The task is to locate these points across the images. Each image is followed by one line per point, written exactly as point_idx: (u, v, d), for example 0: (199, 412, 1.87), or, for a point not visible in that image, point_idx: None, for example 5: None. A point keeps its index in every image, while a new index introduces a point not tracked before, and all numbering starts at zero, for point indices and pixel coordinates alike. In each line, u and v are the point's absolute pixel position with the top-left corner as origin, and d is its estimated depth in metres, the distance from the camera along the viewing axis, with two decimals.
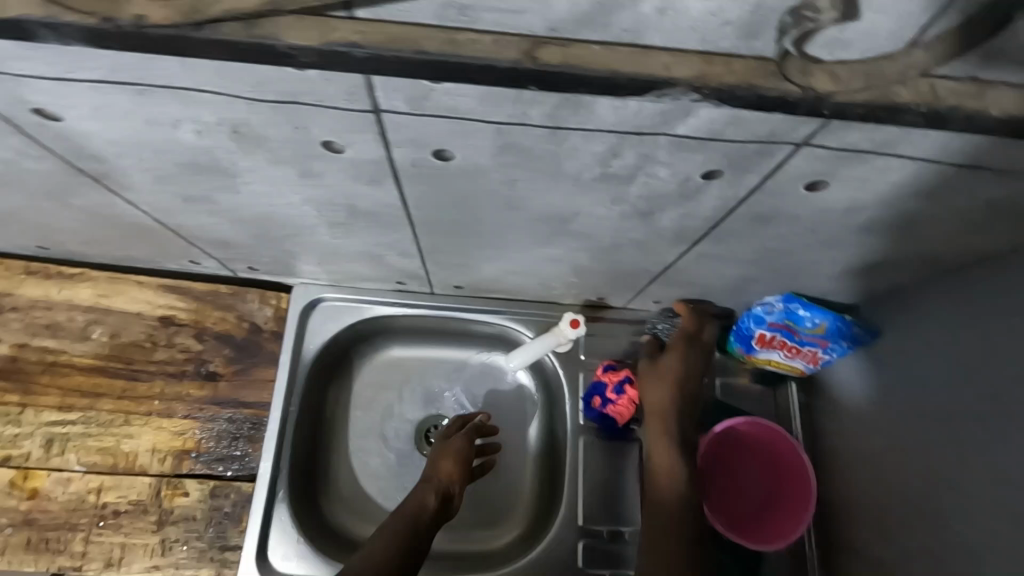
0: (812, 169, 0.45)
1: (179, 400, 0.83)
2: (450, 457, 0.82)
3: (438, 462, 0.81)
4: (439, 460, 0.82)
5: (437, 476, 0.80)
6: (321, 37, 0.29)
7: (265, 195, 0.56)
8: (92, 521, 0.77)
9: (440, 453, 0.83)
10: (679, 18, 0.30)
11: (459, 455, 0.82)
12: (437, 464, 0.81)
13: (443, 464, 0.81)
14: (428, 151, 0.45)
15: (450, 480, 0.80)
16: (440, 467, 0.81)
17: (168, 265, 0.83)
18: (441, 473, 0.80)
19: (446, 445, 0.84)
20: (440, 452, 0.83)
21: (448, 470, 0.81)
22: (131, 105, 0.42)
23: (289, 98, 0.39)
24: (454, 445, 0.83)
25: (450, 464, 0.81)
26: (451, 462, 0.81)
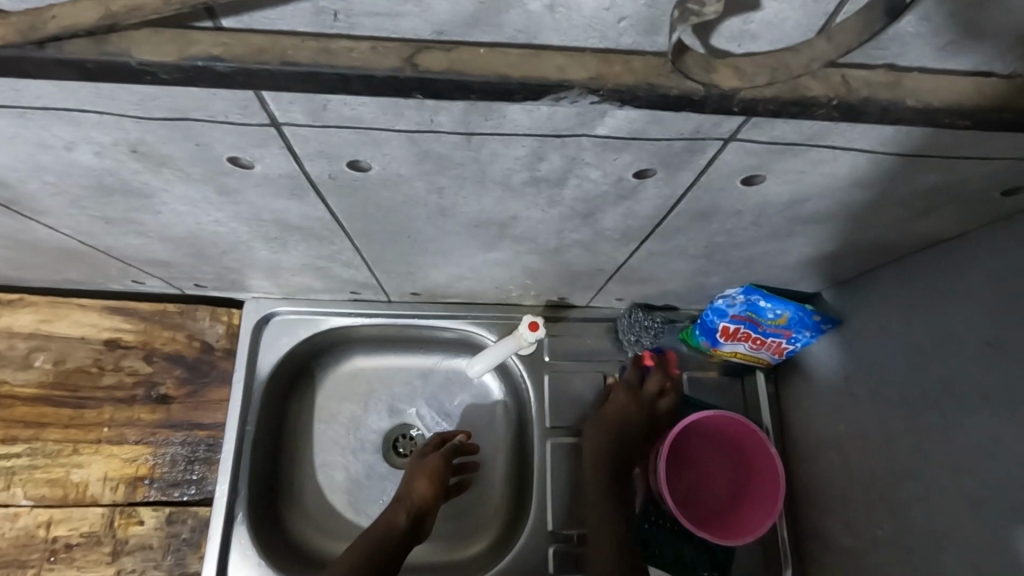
0: (746, 164, 0.43)
1: (130, 425, 0.80)
2: (422, 477, 0.81)
3: (412, 481, 0.81)
4: (412, 478, 0.82)
5: (409, 495, 0.81)
6: (180, 51, 0.27)
7: (187, 213, 0.54)
8: (43, 555, 0.75)
9: (414, 471, 0.82)
10: (572, 15, 0.28)
11: (434, 475, 0.82)
12: (412, 482, 0.81)
13: (417, 482, 0.81)
14: (343, 163, 0.43)
15: (423, 500, 0.81)
16: (413, 486, 0.81)
17: (110, 286, 0.80)
18: (413, 492, 0.81)
19: (422, 462, 0.83)
20: (414, 469, 0.83)
21: (421, 490, 0.81)
22: (14, 129, 0.39)
23: (179, 114, 0.36)
24: (430, 464, 0.83)
25: (423, 483, 0.81)
26: (425, 483, 0.81)
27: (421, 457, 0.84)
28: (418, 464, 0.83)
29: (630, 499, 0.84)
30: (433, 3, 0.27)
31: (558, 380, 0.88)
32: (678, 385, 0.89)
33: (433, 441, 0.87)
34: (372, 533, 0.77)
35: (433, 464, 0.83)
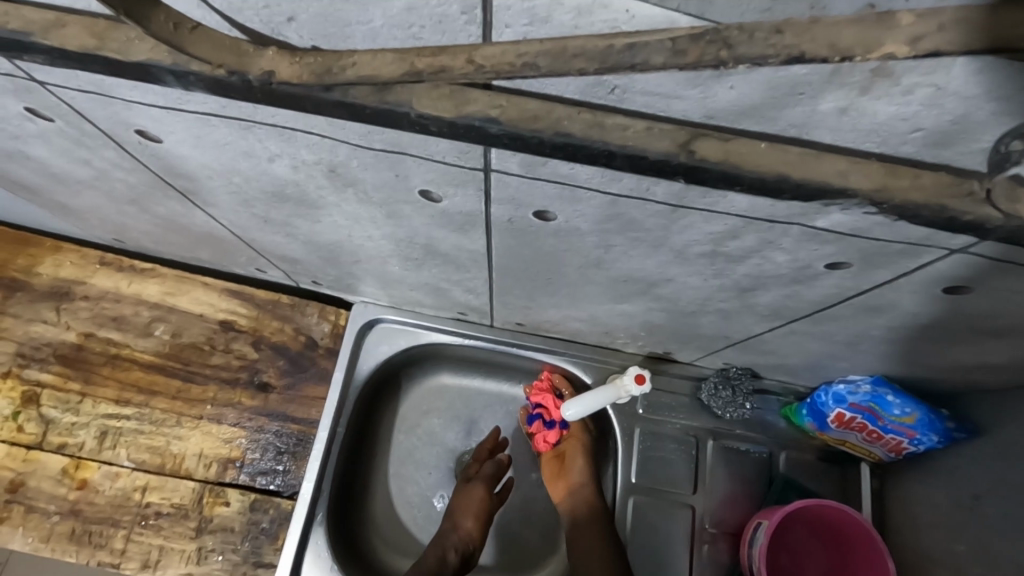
0: (957, 273, 0.40)
1: (230, 407, 0.82)
2: (470, 512, 0.80)
3: (458, 518, 0.80)
4: (466, 522, 0.80)
5: (457, 533, 0.79)
6: (456, 108, 0.27)
7: (346, 227, 0.55)
8: (134, 519, 0.77)
9: (463, 512, 0.80)
10: (861, 119, 0.26)
11: (475, 512, 0.80)
12: (459, 522, 0.80)
13: (467, 521, 0.80)
14: (528, 211, 0.42)
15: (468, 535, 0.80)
16: (460, 524, 0.80)
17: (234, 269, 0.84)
18: (460, 530, 0.79)
19: (468, 498, 0.81)
20: (462, 508, 0.81)
21: (466, 527, 0.80)
22: (234, 137, 0.40)
23: (395, 149, 0.37)
24: (474, 503, 0.80)
25: (471, 520, 0.80)
26: (472, 524, 0.80)
27: (469, 492, 0.81)
28: (462, 503, 0.81)
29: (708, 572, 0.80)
30: (722, 92, 0.26)
31: (647, 434, 0.85)
32: (773, 464, 0.85)
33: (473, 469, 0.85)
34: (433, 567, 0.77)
35: (479, 496, 0.81)
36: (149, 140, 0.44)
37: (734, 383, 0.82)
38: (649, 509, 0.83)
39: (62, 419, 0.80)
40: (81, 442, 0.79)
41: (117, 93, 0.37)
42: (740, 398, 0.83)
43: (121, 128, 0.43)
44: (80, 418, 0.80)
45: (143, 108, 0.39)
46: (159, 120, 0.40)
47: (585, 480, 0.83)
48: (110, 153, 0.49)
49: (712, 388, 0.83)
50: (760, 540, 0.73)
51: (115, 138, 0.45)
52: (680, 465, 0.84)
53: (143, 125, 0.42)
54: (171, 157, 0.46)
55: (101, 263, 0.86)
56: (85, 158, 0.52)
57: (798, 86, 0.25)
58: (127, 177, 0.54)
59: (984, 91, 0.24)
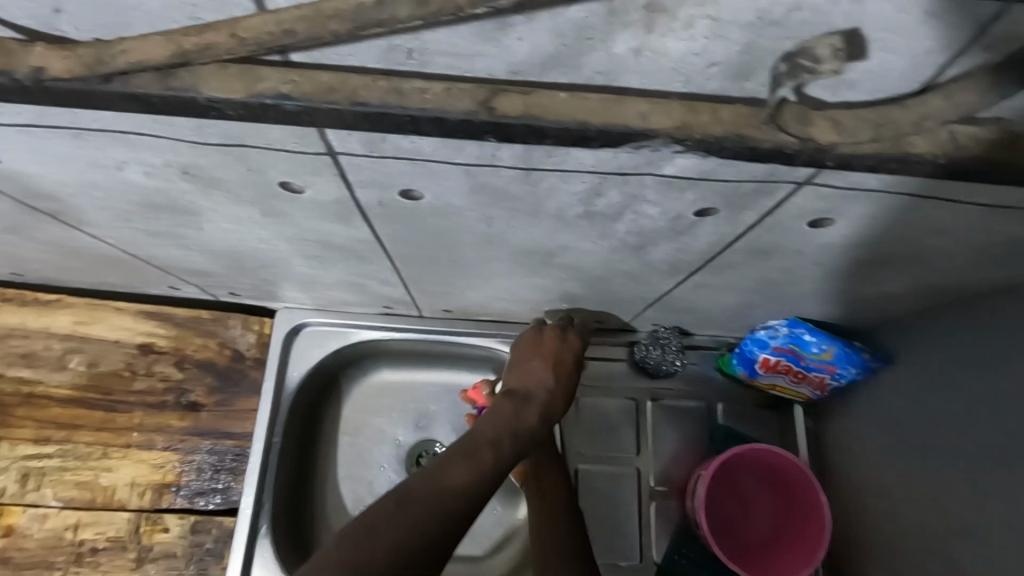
0: (815, 207, 0.41)
1: (160, 432, 0.80)
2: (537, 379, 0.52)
3: (528, 378, 0.53)
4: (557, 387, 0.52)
5: (552, 394, 0.51)
6: (246, 88, 0.26)
7: (231, 231, 0.53)
8: (70, 558, 0.74)
9: (518, 388, 0.51)
10: (659, 59, 0.26)
11: (552, 372, 0.54)
12: (511, 381, 0.53)
13: (536, 380, 0.53)
14: (394, 192, 0.41)
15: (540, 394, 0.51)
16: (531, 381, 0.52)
17: (149, 291, 0.81)
18: (543, 389, 0.51)
19: (529, 373, 0.53)
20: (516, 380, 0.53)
21: (539, 428, 0.48)
22: (69, 148, 0.38)
23: (234, 141, 0.35)
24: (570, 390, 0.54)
25: (540, 366, 0.54)
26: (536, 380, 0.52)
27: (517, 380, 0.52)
28: (524, 363, 0.55)
29: (659, 530, 0.82)
30: (513, 44, 0.25)
31: (588, 402, 0.86)
32: (712, 416, 0.87)
33: (533, 334, 0.59)
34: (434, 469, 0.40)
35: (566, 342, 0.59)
36: None
37: (663, 342, 0.83)
38: (597, 477, 0.84)
39: None
40: (3, 486, 0.76)
41: None
42: (671, 355, 0.84)
43: None
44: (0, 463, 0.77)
45: None
46: None
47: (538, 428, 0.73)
48: None
49: (642, 349, 0.84)
50: (698, 492, 0.75)
51: None
52: (623, 430, 0.85)
53: None
54: (19, 176, 0.44)
55: (4, 300, 0.82)
56: None
57: (584, 30, 0.25)
58: None
59: (756, 17, 0.24)
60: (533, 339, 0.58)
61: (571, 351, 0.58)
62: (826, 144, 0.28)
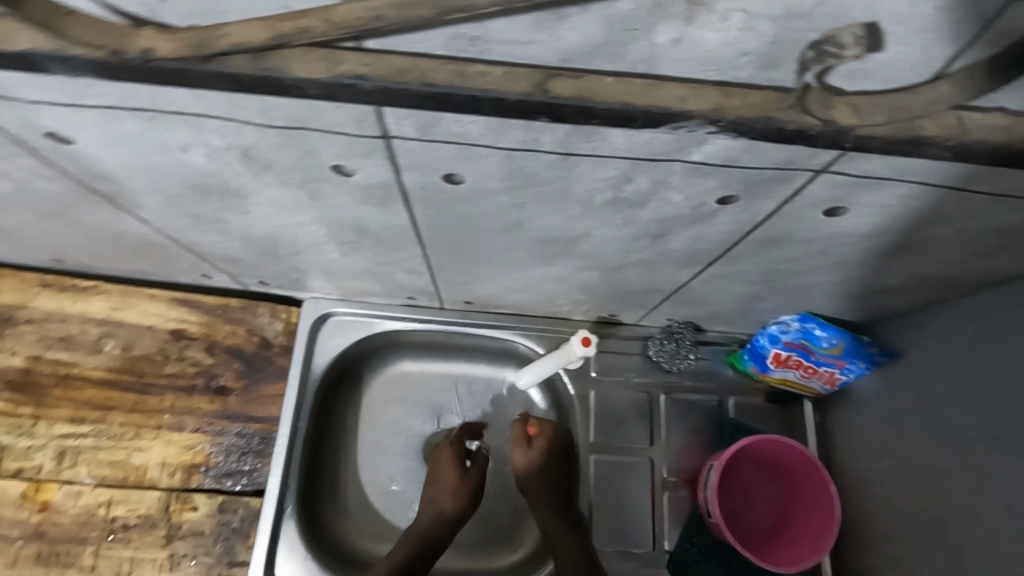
0: (829, 196, 0.44)
1: (189, 414, 0.83)
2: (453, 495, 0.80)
3: (438, 499, 0.81)
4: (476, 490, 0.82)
5: (443, 512, 0.80)
6: (329, 69, 0.29)
7: (274, 215, 0.56)
8: (102, 534, 0.77)
9: (423, 528, 0.79)
10: (695, 49, 0.29)
11: (552, 448, 0.83)
12: (533, 489, 0.82)
13: (533, 472, 0.82)
14: (436, 176, 0.44)
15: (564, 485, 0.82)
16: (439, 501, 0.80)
17: (180, 278, 0.84)
18: (446, 511, 0.80)
19: (446, 490, 0.81)
20: (422, 523, 0.79)
21: (436, 523, 0.80)
22: (142, 129, 0.42)
23: (298, 123, 0.39)
24: (484, 478, 0.82)
25: (449, 481, 0.81)
26: (548, 483, 0.81)
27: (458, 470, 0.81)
28: (538, 456, 0.82)
29: (670, 520, 0.84)
30: (566, 34, 0.28)
31: (602, 394, 0.89)
32: (722, 410, 0.89)
33: (440, 458, 0.83)
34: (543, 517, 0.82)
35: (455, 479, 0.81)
36: (61, 142, 0.45)
37: (677, 336, 0.86)
38: (610, 468, 0.86)
39: (17, 444, 0.80)
40: (39, 464, 0.79)
41: (16, 92, 0.38)
42: (684, 350, 0.87)
43: (30, 132, 0.44)
44: (36, 441, 0.80)
45: (48, 107, 0.40)
46: (66, 118, 0.41)
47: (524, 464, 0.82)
48: (26, 160, 0.49)
49: (656, 344, 0.87)
50: (712, 482, 0.76)
51: (28, 144, 0.46)
52: (635, 422, 0.88)
53: (51, 126, 0.42)
54: (86, 158, 0.47)
55: (42, 285, 0.85)
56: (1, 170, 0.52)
57: (630, 21, 0.28)
58: (49, 187, 0.55)
59: (785, 12, 0.27)
60: (443, 459, 0.83)
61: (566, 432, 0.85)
62: (846, 126, 0.31)
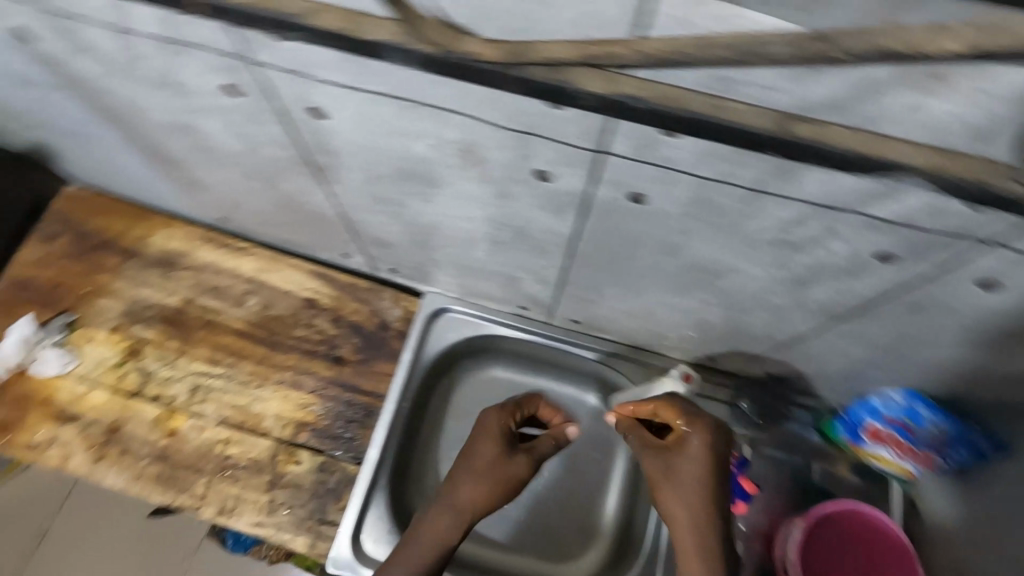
0: (989, 268, 0.47)
1: (307, 376, 0.90)
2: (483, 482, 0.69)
3: (471, 481, 0.69)
4: (515, 466, 0.70)
5: (466, 501, 0.68)
6: (607, 87, 0.36)
7: (451, 207, 0.64)
8: (215, 468, 0.85)
9: (457, 478, 0.70)
10: (920, 113, 0.35)
11: (705, 472, 0.63)
12: (668, 500, 0.63)
13: (669, 496, 0.63)
14: (624, 193, 0.50)
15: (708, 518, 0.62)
16: (465, 491, 0.69)
17: (321, 255, 0.96)
18: (469, 501, 0.68)
19: (487, 442, 0.71)
20: (461, 466, 0.70)
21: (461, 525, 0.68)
22: (393, 116, 0.50)
23: (531, 129, 0.46)
24: (520, 472, 0.70)
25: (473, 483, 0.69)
26: (687, 505, 0.62)
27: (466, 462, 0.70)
28: (673, 468, 0.65)
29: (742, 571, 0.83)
30: (817, 87, 0.35)
31: None
32: (809, 473, 0.89)
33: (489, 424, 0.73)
34: (671, 530, 0.63)
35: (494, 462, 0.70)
36: (317, 117, 0.54)
37: (769, 390, 0.90)
38: None
39: (159, 372, 0.89)
40: (174, 394, 0.88)
41: (314, 71, 0.47)
42: (777, 403, 0.90)
43: (298, 105, 0.53)
44: (175, 373, 0.89)
45: (329, 87, 0.48)
46: (336, 98, 0.50)
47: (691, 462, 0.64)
48: (273, 128, 0.59)
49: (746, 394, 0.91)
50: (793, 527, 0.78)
51: (287, 115, 0.55)
52: None
53: (319, 103, 0.51)
54: (326, 133, 0.56)
55: (205, 240, 0.97)
56: (243, 132, 0.61)
57: (875, 84, 0.34)
58: (273, 153, 0.64)
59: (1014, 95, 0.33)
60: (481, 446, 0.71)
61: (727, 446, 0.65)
62: None
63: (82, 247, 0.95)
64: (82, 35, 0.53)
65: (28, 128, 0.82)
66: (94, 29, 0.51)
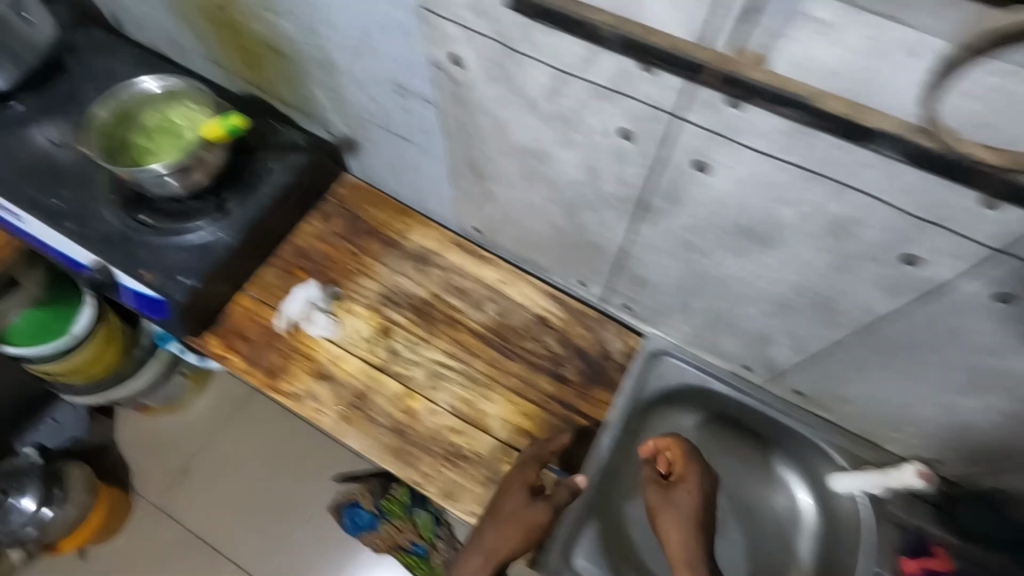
0: None
1: (532, 387, 0.97)
2: (523, 519, 0.81)
3: (507, 528, 0.80)
4: (536, 506, 0.82)
5: (496, 548, 0.80)
6: None
7: (764, 266, 0.69)
8: (443, 453, 0.92)
9: (505, 511, 0.82)
10: None
11: (701, 518, 0.79)
12: (667, 524, 0.79)
13: (664, 514, 0.80)
14: (994, 292, 0.54)
15: (698, 552, 0.77)
16: (508, 539, 0.80)
17: (554, 278, 1.04)
18: (506, 550, 0.80)
19: (513, 485, 0.84)
20: (503, 508, 0.82)
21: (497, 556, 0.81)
22: (788, 183, 0.56)
23: (938, 220, 0.51)
24: (555, 503, 0.83)
25: (511, 531, 0.80)
26: (681, 537, 0.77)
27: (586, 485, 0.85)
28: (670, 498, 0.81)
29: None
30: None
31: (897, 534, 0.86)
32: None
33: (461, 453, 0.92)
34: (672, 560, 0.78)
35: (535, 517, 0.81)
36: (699, 171, 0.61)
37: None
38: None
39: (404, 354, 0.98)
40: (414, 376, 0.97)
41: (739, 135, 0.54)
42: None
43: (691, 159, 0.60)
44: (418, 358, 0.98)
45: (742, 149, 0.55)
46: (741, 159, 0.56)
47: (689, 490, 0.81)
48: (634, 169, 0.66)
49: None
50: None
51: (666, 161, 0.63)
52: None
53: (714, 159, 0.58)
54: (695, 184, 0.63)
55: (455, 244, 1.07)
56: (595, 167, 0.70)
57: None
58: (610, 189, 0.72)
59: None
60: (517, 506, 0.81)
61: (710, 483, 0.82)
62: None
63: (353, 230, 1.08)
64: (517, 70, 0.62)
65: (357, 124, 0.96)
66: (534, 67, 0.61)
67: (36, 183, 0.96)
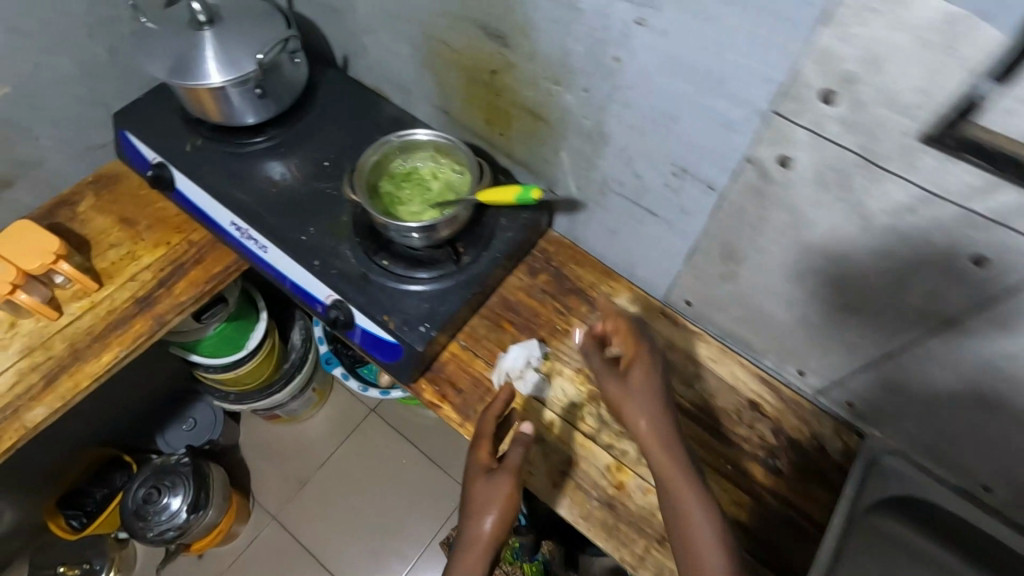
0: None
1: (746, 476, 0.93)
2: (496, 491, 0.79)
3: (494, 499, 0.79)
4: (496, 477, 0.80)
5: (484, 536, 0.78)
6: None
7: None
8: (655, 535, 0.89)
9: (481, 505, 0.79)
10: None
11: (659, 432, 0.75)
12: (634, 413, 0.76)
13: (638, 419, 0.75)
14: None
15: (667, 420, 0.76)
16: (479, 519, 0.78)
17: (764, 362, 1.01)
18: (483, 532, 0.78)
19: (476, 475, 0.82)
20: (475, 499, 0.80)
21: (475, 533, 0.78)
22: None
23: None
24: (513, 461, 0.81)
25: (500, 494, 0.79)
26: (649, 426, 0.75)
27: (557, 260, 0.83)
28: (626, 377, 0.78)
29: None
30: None
31: None
32: None
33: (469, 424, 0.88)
34: (662, 480, 0.73)
35: (506, 488, 0.80)
36: None
37: None
38: None
39: (614, 424, 0.97)
40: (625, 449, 0.95)
41: None
42: None
43: None
44: None
45: None
46: None
47: (653, 394, 0.77)
48: (965, 290, 0.64)
49: None
50: None
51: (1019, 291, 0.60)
52: None
53: None
54: None
55: (663, 314, 1.06)
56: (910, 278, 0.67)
57: None
58: (914, 301, 0.69)
59: None
60: (484, 482, 0.81)
61: (660, 382, 0.79)
62: None
63: (559, 288, 1.07)
64: (867, 184, 0.62)
65: (594, 191, 0.96)
66: (895, 185, 0.60)
67: (282, 216, 1.00)
